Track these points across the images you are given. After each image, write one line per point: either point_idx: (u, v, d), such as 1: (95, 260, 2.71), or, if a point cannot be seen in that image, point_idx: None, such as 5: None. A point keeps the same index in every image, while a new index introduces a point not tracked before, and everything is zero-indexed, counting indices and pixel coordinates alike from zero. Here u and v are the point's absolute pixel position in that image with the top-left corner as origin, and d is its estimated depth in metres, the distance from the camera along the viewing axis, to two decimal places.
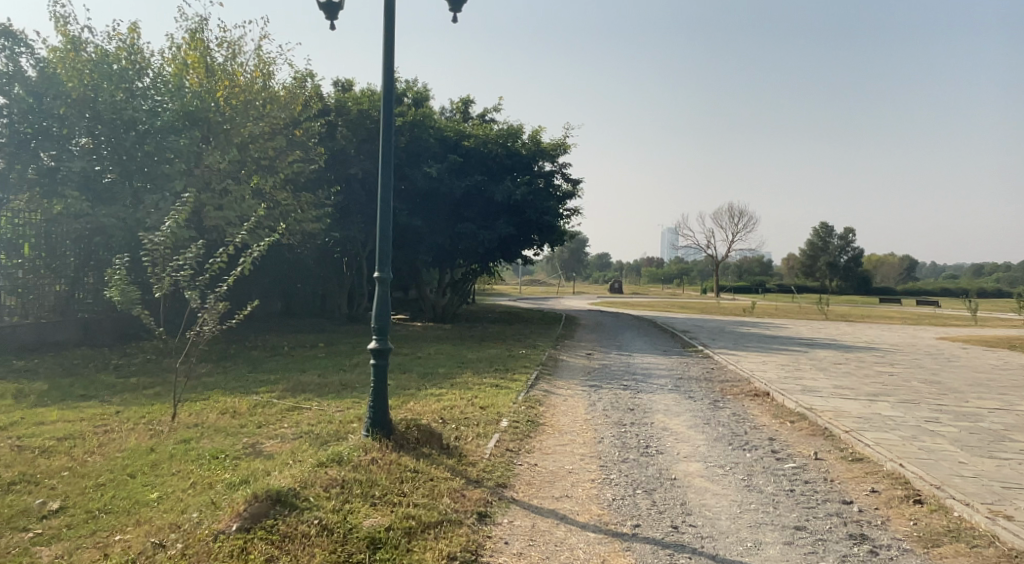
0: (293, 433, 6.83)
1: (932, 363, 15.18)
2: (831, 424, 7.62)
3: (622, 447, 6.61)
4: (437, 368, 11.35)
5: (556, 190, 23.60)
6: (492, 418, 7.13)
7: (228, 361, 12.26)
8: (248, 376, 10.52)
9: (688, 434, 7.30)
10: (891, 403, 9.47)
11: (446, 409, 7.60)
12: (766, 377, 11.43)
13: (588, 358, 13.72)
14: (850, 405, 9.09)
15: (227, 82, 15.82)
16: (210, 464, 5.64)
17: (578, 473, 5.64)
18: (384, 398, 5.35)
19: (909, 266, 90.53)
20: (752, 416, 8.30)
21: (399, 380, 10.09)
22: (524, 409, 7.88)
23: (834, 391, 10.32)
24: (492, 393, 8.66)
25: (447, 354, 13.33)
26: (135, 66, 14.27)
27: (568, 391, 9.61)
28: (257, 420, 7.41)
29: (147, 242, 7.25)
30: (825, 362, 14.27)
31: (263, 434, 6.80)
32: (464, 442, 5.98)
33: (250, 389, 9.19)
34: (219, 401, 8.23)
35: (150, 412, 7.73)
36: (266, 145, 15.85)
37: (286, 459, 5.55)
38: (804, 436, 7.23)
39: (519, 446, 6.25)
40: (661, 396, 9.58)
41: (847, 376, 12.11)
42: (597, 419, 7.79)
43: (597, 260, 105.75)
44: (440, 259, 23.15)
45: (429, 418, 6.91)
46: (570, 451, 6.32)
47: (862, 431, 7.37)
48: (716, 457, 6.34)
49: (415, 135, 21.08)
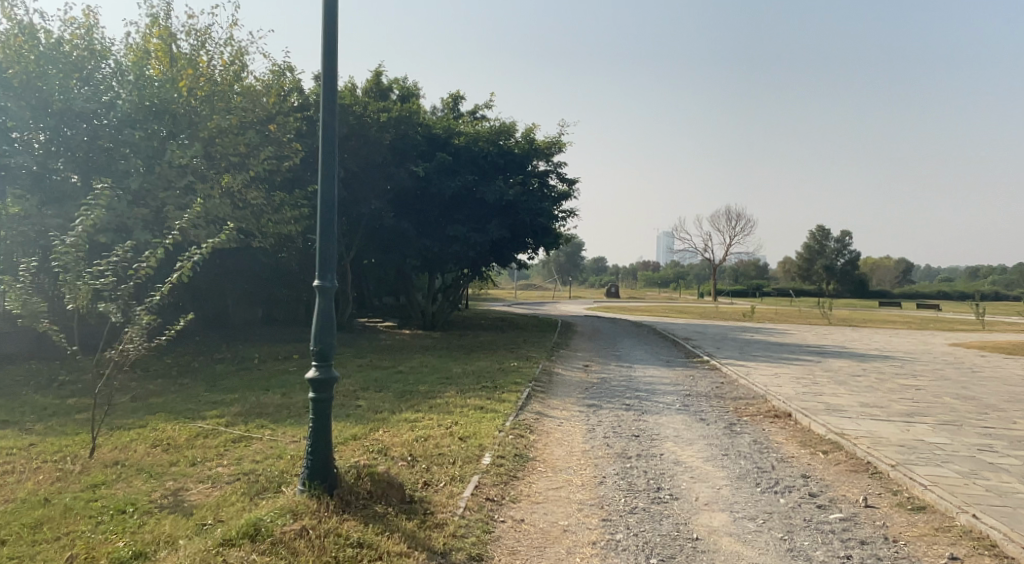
0: (230, 476, 5.65)
1: (956, 374, 14.03)
2: (874, 457, 6.45)
3: (629, 491, 5.44)
4: (417, 385, 10.17)
5: (550, 191, 22.50)
6: (471, 454, 5.95)
7: (189, 379, 11.09)
8: (202, 397, 9.33)
9: (706, 470, 6.11)
10: (931, 425, 8.33)
11: (419, 441, 6.42)
12: (783, 393, 10.25)
13: (586, 372, 12.53)
14: (886, 430, 7.92)
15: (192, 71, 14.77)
16: (109, 524, 4.46)
17: (576, 532, 4.47)
18: (325, 443, 4.18)
19: (905, 270, 89.65)
20: (777, 444, 7.14)
21: (371, 401, 8.92)
22: (512, 440, 6.69)
23: (865, 411, 9.13)
24: (475, 418, 7.48)
25: (430, 368, 12.12)
26: (89, 53, 13.15)
27: (563, 413, 8.43)
28: (191, 456, 6.24)
29: (58, 246, 6.10)
30: (843, 374, 13.13)
31: (192, 477, 5.61)
32: (432, 491, 4.80)
33: (199, 414, 8.01)
34: (154, 432, 7.04)
35: (68, 445, 6.54)
36: (236, 141, 14.53)
37: (204, 519, 4.40)
38: (845, 472, 6.07)
39: (502, 493, 5.09)
40: (670, 418, 8.39)
41: (871, 391, 10.97)
42: (597, 451, 6.62)
43: (593, 263, 104.65)
44: (428, 264, 21.95)
45: (395, 457, 5.74)
46: (566, 499, 5.15)
47: (913, 466, 6.22)
48: (744, 504, 5.18)
49: (402, 131, 19.72)
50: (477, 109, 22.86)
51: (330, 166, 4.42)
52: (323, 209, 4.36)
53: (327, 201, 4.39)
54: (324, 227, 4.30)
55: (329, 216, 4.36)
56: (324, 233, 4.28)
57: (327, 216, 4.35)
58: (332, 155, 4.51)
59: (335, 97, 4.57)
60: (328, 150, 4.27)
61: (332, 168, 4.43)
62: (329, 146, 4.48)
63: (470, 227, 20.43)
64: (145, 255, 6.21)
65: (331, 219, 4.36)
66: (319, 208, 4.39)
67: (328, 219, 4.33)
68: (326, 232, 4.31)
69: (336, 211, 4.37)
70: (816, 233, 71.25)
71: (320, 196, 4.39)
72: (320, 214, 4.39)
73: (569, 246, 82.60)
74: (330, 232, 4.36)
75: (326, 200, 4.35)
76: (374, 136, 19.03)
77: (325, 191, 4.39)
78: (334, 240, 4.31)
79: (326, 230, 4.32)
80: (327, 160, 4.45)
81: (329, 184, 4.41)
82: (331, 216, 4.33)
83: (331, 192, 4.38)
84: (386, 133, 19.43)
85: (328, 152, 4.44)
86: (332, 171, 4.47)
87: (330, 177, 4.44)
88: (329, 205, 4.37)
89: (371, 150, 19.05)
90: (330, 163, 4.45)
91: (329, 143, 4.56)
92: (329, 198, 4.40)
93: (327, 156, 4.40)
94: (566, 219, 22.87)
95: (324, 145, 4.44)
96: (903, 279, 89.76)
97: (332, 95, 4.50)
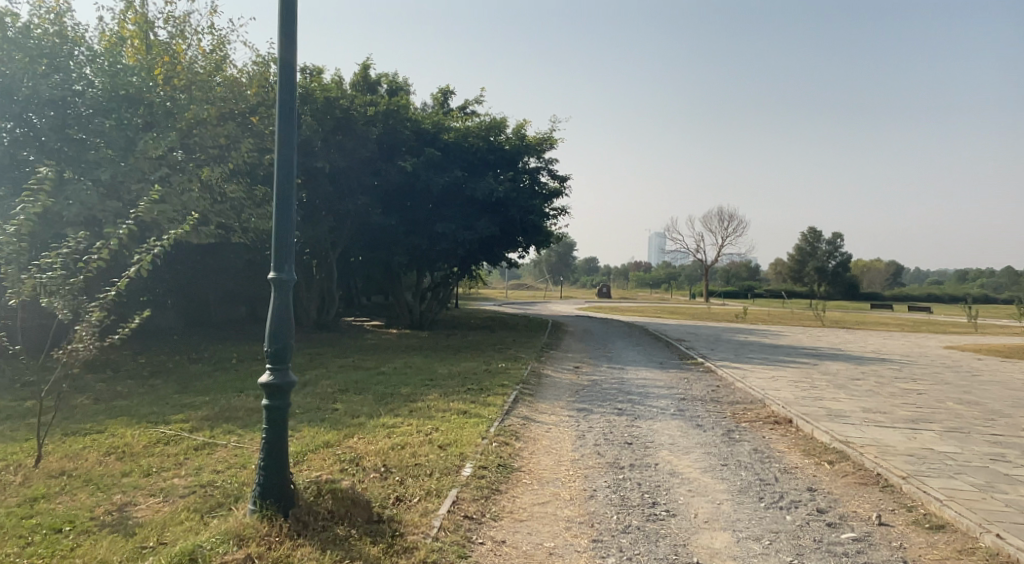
0: (185, 488, 5.17)
1: (956, 378, 13.64)
2: (883, 468, 6.02)
3: (621, 505, 4.99)
4: (400, 387, 9.69)
5: (541, 188, 22.06)
6: (450, 464, 5.48)
7: (161, 381, 10.59)
8: (170, 399, 8.85)
9: (705, 482, 5.67)
10: (938, 433, 7.93)
11: (395, 450, 5.96)
12: (782, 398, 9.82)
13: (577, 374, 12.08)
14: (892, 438, 7.49)
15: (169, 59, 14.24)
16: (39, 545, 3.97)
17: (563, 556, 4.01)
18: (279, 458, 3.72)
19: (896, 272, 89.94)
20: (778, 452, 6.73)
21: (349, 404, 8.44)
22: (496, 449, 6.22)
23: (867, 417, 8.72)
24: (457, 424, 7.01)
25: (415, 370, 11.65)
26: (60, 39, 12.59)
27: (551, 418, 7.98)
28: (146, 465, 5.75)
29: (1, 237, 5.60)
30: (841, 377, 12.73)
31: (143, 490, 5.13)
32: (404, 508, 4.35)
33: (164, 418, 7.54)
34: (111, 439, 6.54)
35: (13, 452, 6.02)
36: (215, 132, 14.01)
37: (145, 541, 3.92)
38: (854, 485, 5.65)
39: (482, 510, 4.64)
40: (665, 424, 7.96)
41: (872, 396, 10.57)
42: (587, 461, 6.17)
43: (585, 264, 104.28)
44: (416, 261, 21.43)
45: (367, 468, 5.28)
46: (552, 516, 4.69)
47: (925, 478, 5.81)
48: (747, 522, 4.74)
49: (389, 126, 19.25)
50: (466, 104, 22.40)
51: (289, 145, 3.93)
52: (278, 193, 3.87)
53: (284, 181, 3.89)
54: (280, 211, 3.82)
55: (285, 200, 3.87)
56: (280, 219, 3.79)
57: (284, 200, 3.86)
58: (290, 131, 4.04)
59: (294, 68, 4.08)
60: (286, 127, 3.79)
61: (290, 147, 3.95)
62: (289, 122, 3.98)
63: (460, 224, 19.96)
64: (95, 247, 5.73)
65: (288, 205, 3.87)
66: (276, 192, 3.90)
67: (285, 204, 3.85)
68: (282, 219, 3.83)
69: (294, 195, 3.88)
70: (808, 235, 71.03)
71: (275, 177, 3.90)
72: (276, 197, 3.90)
73: (560, 246, 82.09)
74: (287, 218, 3.88)
75: (283, 181, 3.86)
76: (361, 130, 18.51)
77: (282, 173, 3.90)
78: (290, 226, 3.83)
79: (281, 216, 3.84)
80: (285, 138, 3.96)
81: (286, 164, 3.92)
82: (288, 200, 3.84)
83: (287, 174, 3.89)
84: (374, 127, 18.90)
85: (284, 130, 3.96)
86: (290, 149, 3.97)
87: (289, 157, 3.95)
88: (287, 188, 3.88)
89: (358, 145, 18.54)
90: (289, 142, 3.95)
91: (286, 119, 4.08)
92: (285, 180, 3.90)
93: (284, 133, 3.91)
94: (558, 217, 22.44)
95: (282, 122, 3.95)
96: (894, 281, 89.83)
97: (290, 66, 4.01)
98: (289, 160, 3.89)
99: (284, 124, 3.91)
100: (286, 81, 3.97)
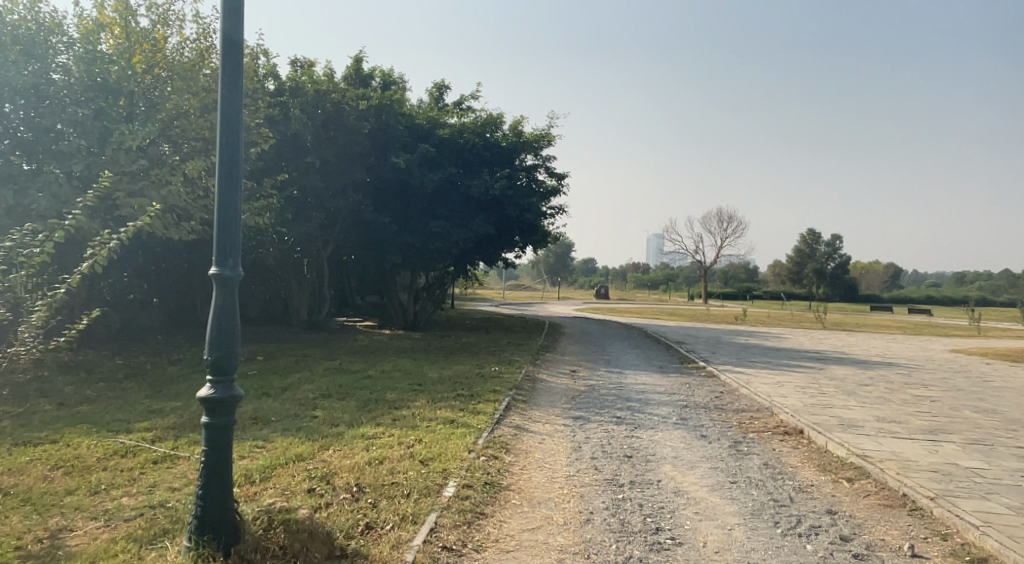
0: (133, 509, 4.64)
1: (968, 384, 13.09)
2: (908, 488, 5.48)
3: (621, 532, 4.44)
4: (385, 392, 9.14)
5: (538, 186, 21.50)
6: (431, 483, 4.93)
7: (134, 383, 10.05)
8: (139, 405, 8.30)
9: (713, 503, 5.13)
10: (960, 445, 7.39)
11: (371, 465, 5.40)
12: (790, 406, 9.29)
13: (573, 378, 11.55)
14: (912, 451, 6.94)
15: (148, 46, 13.49)
16: None
17: None
18: (221, 487, 3.19)
19: (893, 275, 89.74)
20: (790, 467, 6.19)
21: (329, 412, 7.89)
22: (484, 464, 5.67)
23: (882, 427, 8.17)
24: (442, 435, 6.46)
25: (404, 373, 11.09)
26: (34, 24, 12.03)
27: (545, 428, 7.42)
28: (95, 481, 5.22)
29: None
30: (849, 383, 12.19)
31: (85, 512, 4.59)
32: (373, 539, 3.83)
33: (126, 427, 7.00)
34: (63, 451, 6.01)
35: None
36: (198, 124, 13.34)
37: None
38: (879, 507, 5.11)
39: (464, 537, 4.10)
40: (667, 435, 7.41)
41: (884, 404, 10.03)
42: (584, 479, 5.62)
43: (584, 264, 103.72)
44: (409, 261, 20.87)
45: (337, 489, 4.73)
46: (543, 545, 4.13)
47: (957, 499, 5.28)
48: (763, 553, 4.19)
49: (382, 121, 18.68)
50: (462, 100, 21.84)
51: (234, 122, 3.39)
52: (220, 177, 3.35)
53: (228, 162, 3.36)
54: (223, 200, 3.31)
55: (231, 187, 3.36)
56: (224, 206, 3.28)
57: (227, 183, 3.34)
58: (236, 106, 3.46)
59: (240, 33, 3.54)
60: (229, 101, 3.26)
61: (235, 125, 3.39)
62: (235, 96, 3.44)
63: (454, 222, 19.41)
64: (37, 240, 5.16)
65: (234, 192, 3.35)
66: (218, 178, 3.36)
67: (228, 191, 3.33)
68: (226, 210, 3.33)
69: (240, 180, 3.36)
70: (807, 235, 70.53)
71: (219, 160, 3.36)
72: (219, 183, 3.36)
73: (558, 246, 81.48)
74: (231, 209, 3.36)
75: (227, 166, 3.34)
76: (352, 125, 17.93)
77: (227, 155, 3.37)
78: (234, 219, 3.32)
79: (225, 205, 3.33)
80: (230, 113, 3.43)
81: (231, 143, 3.40)
82: (233, 187, 3.31)
83: (232, 157, 3.36)
84: (365, 122, 18.33)
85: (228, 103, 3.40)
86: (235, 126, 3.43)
87: (235, 137, 3.43)
88: (232, 172, 3.36)
89: (349, 140, 17.97)
90: (234, 119, 3.42)
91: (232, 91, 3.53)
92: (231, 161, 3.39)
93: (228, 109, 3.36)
94: (555, 215, 21.88)
95: (225, 96, 3.41)
96: (892, 284, 89.46)
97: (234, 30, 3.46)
98: (234, 140, 3.36)
99: (228, 96, 3.38)
100: (231, 49, 3.43)
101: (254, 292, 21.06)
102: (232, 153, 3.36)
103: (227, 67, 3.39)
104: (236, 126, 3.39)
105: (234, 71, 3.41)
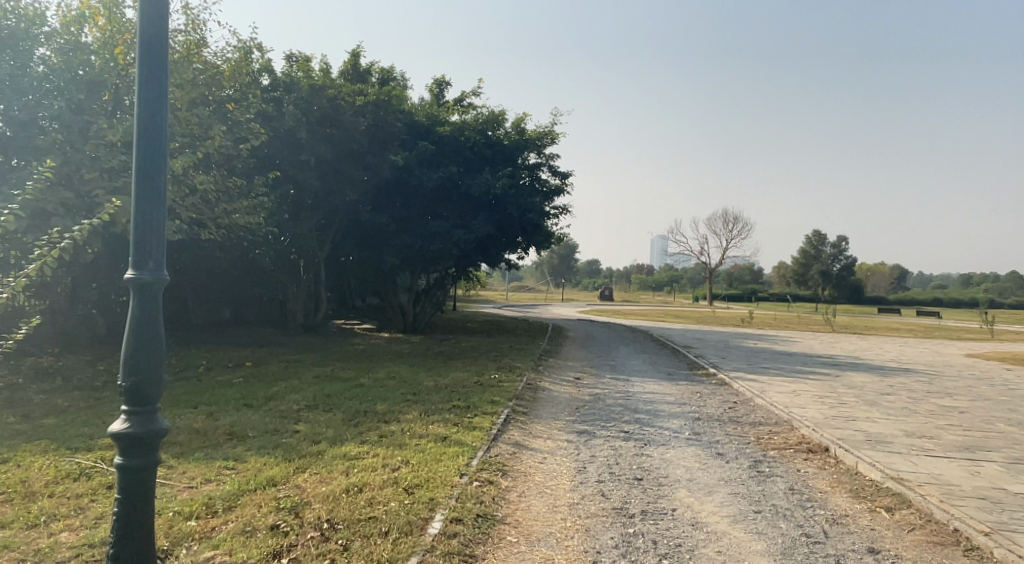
0: (69, 547, 4.04)
1: (992, 392, 12.40)
2: (959, 521, 4.83)
3: None
4: (375, 403, 8.53)
5: (541, 185, 20.89)
6: (413, 518, 4.32)
7: (109, 393, 9.42)
8: (107, 419, 7.69)
9: (738, 540, 4.49)
10: (1002, 466, 6.72)
11: (348, 494, 4.79)
12: (811, 419, 8.64)
13: (577, 386, 10.92)
14: (951, 473, 6.28)
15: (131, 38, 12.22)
16: None
17: None
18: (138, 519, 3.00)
19: (898, 277, 89.11)
20: (820, 494, 5.54)
21: (312, 426, 7.30)
22: (477, 491, 5.05)
23: (914, 444, 7.48)
24: (432, 454, 5.86)
25: (397, 381, 10.45)
26: (13, 14, 11.35)
27: (547, 446, 6.78)
28: (34, 513, 4.59)
29: None
30: (868, 391, 11.54)
31: (14, 553, 3.97)
32: None
33: (88, 445, 6.39)
34: (10, 474, 5.40)
35: None
36: (184, 118, 12.75)
37: None
38: (929, 546, 4.45)
39: None
40: (680, 453, 6.77)
41: (910, 415, 9.37)
42: (589, 508, 5.00)
43: (586, 266, 103.08)
44: (408, 262, 20.27)
45: (304, 528, 4.13)
46: None
47: (1017, 534, 4.63)
48: None
49: (380, 118, 18.08)
50: (463, 97, 21.21)
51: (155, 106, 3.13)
52: (140, 176, 3.06)
53: (149, 145, 3.09)
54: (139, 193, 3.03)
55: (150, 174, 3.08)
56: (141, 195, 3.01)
57: (147, 186, 3.06)
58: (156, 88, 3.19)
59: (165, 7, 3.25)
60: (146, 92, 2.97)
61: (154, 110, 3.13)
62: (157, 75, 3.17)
63: (454, 222, 18.81)
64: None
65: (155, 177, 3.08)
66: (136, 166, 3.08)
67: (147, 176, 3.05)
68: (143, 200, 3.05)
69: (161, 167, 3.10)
70: (813, 238, 69.69)
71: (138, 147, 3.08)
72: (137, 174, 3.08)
73: (562, 247, 80.70)
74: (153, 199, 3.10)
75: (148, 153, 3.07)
76: (349, 122, 17.32)
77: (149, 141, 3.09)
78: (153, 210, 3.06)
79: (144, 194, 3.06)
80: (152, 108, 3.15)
81: (153, 131, 3.12)
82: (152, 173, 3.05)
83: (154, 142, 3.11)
84: (363, 119, 17.68)
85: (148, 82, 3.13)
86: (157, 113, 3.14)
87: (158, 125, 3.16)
88: (153, 164, 3.08)
89: (346, 137, 17.36)
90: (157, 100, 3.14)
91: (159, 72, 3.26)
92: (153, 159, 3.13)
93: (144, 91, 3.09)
94: (559, 216, 21.25)
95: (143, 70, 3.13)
96: (897, 286, 88.76)
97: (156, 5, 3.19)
98: (156, 137, 3.08)
99: (150, 94, 3.10)
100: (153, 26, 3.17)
101: (249, 294, 20.44)
102: (155, 152, 3.07)
103: (148, 60, 3.11)
104: (160, 126, 3.12)
105: (156, 63, 3.13)
